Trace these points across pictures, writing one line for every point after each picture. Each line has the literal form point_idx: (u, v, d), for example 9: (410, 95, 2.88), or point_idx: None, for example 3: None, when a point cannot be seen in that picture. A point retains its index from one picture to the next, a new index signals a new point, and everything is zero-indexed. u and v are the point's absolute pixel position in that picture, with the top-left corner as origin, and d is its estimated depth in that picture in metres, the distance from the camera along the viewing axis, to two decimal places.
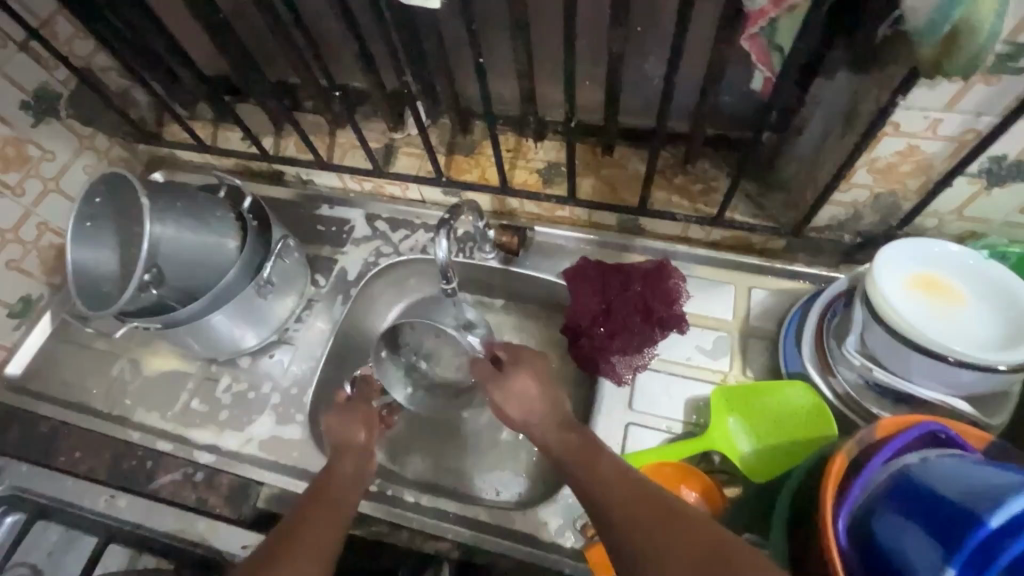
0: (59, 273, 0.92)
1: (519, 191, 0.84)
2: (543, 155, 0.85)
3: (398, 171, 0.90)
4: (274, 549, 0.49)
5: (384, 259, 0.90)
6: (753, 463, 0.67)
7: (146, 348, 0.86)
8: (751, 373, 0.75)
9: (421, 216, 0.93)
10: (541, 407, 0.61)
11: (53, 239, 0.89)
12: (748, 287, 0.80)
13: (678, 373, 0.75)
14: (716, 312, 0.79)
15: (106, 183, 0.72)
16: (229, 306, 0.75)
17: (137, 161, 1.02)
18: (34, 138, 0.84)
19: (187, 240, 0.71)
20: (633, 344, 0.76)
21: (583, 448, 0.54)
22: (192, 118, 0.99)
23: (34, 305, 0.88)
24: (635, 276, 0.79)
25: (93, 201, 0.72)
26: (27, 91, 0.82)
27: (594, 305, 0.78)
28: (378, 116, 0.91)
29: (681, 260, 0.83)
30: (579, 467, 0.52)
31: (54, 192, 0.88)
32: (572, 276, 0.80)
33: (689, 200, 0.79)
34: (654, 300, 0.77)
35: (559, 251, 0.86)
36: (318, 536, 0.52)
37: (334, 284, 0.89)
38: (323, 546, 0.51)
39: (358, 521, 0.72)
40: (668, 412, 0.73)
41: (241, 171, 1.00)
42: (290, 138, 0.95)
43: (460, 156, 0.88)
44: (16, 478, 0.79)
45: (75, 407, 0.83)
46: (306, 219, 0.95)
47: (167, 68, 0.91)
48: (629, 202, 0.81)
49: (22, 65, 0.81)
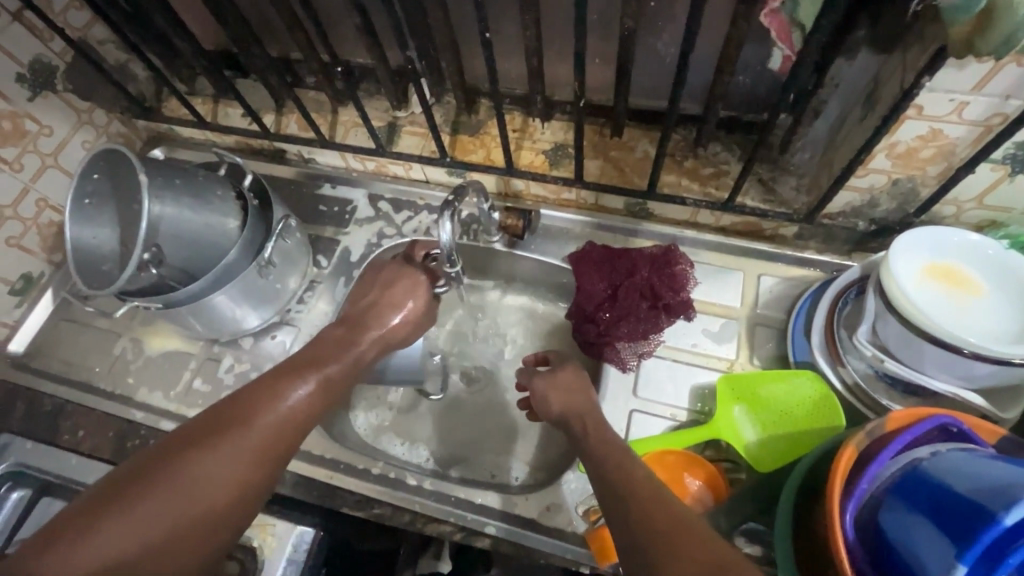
0: (59, 250, 0.91)
1: (524, 173, 0.82)
2: (550, 135, 0.83)
3: (402, 150, 0.88)
4: (222, 422, 0.52)
5: (387, 240, 0.89)
6: (757, 452, 0.66)
7: (148, 327, 0.86)
8: (758, 362, 0.74)
9: (424, 196, 0.92)
10: (584, 406, 0.62)
11: (52, 216, 0.88)
12: (757, 274, 0.78)
13: (683, 360, 0.74)
14: (724, 299, 0.77)
15: (105, 159, 0.71)
16: (231, 287, 0.74)
17: (137, 137, 1.00)
18: (31, 112, 0.82)
19: (187, 219, 0.70)
20: (639, 330, 0.75)
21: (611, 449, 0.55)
22: (191, 94, 0.97)
23: (35, 283, 0.88)
24: (641, 262, 0.77)
25: (92, 177, 0.71)
26: (23, 64, 0.80)
27: (601, 288, 0.77)
28: (381, 94, 0.89)
29: (689, 246, 0.81)
30: (611, 456, 0.54)
31: (52, 168, 0.87)
32: (578, 260, 0.79)
33: (699, 184, 0.77)
34: (661, 286, 0.76)
35: (565, 235, 0.84)
36: (270, 428, 0.53)
37: (336, 265, 0.88)
38: (273, 439, 0.53)
39: (360, 504, 0.71)
40: (673, 400, 0.72)
41: (242, 149, 0.99)
42: (292, 115, 0.93)
43: (465, 136, 0.86)
44: (20, 455, 0.79)
45: (78, 384, 0.83)
46: (308, 199, 0.94)
47: (165, 41, 0.88)
48: (637, 185, 0.79)
49: (17, 36, 0.79)
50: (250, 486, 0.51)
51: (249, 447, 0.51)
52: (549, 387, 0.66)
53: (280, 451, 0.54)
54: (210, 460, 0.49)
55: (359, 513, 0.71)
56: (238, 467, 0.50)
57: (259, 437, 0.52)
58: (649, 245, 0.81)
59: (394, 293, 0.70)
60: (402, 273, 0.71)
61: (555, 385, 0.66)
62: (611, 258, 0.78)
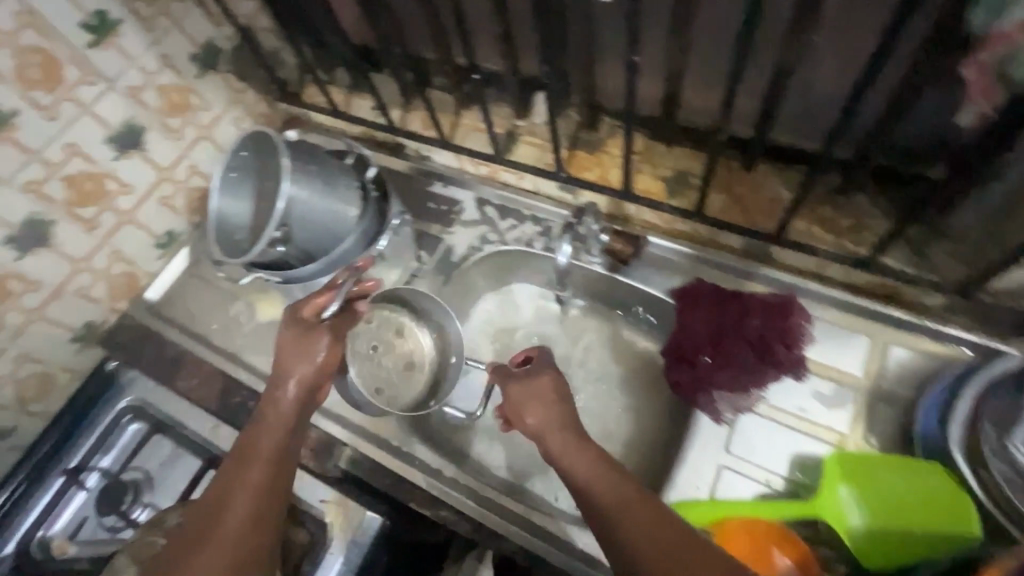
0: (199, 213, 1.00)
1: (639, 198, 0.79)
2: (672, 162, 0.79)
3: (517, 160, 0.89)
4: (209, 518, 0.55)
5: (489, 246, 0.89)
6: (860, 540, 0.60)
7: (262, 295, 0.92)
8: (874, 440, 0.66)
9: (532, 207, 0.90)
10: (558, 414, 0.61)
11: (199, 182, 0.97)
12: (885, 343, 0.70)
13: (785, 423, 0.68)
14: (843, 365, 0.70)
15: (254, 140, 0.77)
16: (340, 272, 0.78)
17: (277, 118, 1.08)
18: (197, 88, 0.91)
19: (317, 205, 0.74)
20: (741, 382, 0.70)
21: (624, 494, 0.53)
22: (329, 83, 1.04)
23: (176, 239, 0.97)
24: (754, 307, 0.72)
25: (241, 153, 0.77)
26: (197, 45, 0.89)
27: (702, 330, 0.73)
28: (505, 101, 0.90)
29: (809, 298, 0.74)
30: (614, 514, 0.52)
31: (206, 139, 0.96)
32: (684, 296, 0.75)
33: (834, 235, 0.71)
34: (774, 338, 0.70)
35: (672, 266, 0.80)
36: (243, 505, 0.56)
37: (438, 263, 0.90)
38: (258, 514, 0.57)
39: (429, 503, 0.72)
40: (768, 463, 0.67)
41: (366, 139, 1.04)
42: (417, 112, 0.97)
43: (583, 152, 0.85)
44: (142, 391, 0.89)
45: (197, 337, 0.91)
46: (419, 193, 0.97)
47: (316, 33, 0.95)
48: (762, 226, 0.74)
49: (197, 20, 0.87)
50: (255, 565, 0.55)
51: (225, 552, 0.53)
52: (538, 405, 0.63)
53: (252, 544, 0.55)
54: (199, 555, 0.53)
55: (427, 511, 0.72)
56: (232, 557, 0.53)
57: (236, 524, 0.55)
58: (763, 291, 0.75)
59: (299, 349, 0.65)
60: (313, 334, 0.66)
61: (519, 397, 0.64)
62: (720, 299, 0.73)
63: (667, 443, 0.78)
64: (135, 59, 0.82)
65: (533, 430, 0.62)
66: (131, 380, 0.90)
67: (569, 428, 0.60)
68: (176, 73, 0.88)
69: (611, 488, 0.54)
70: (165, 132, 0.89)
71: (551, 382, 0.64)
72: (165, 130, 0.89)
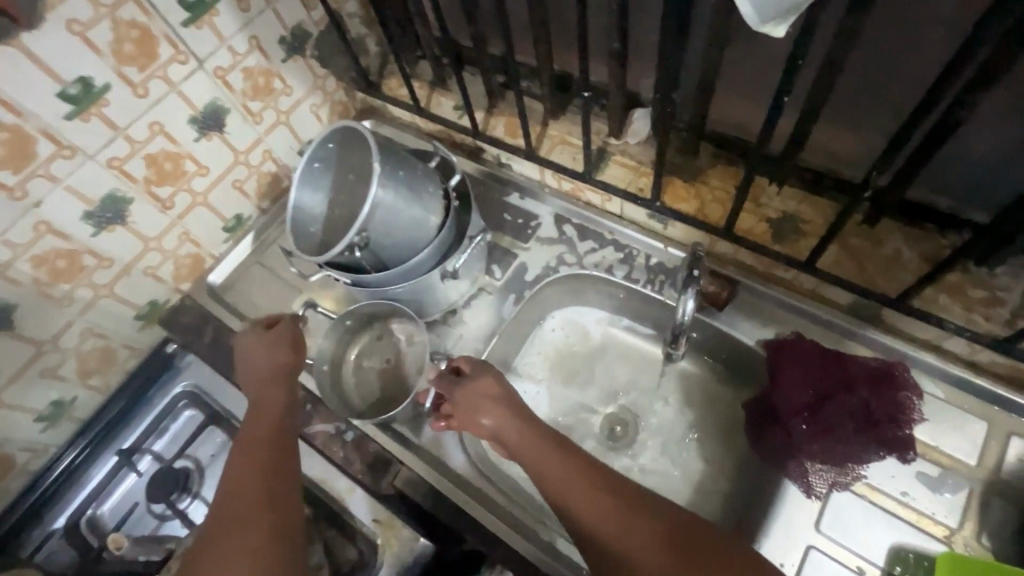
0: (268, 199, 0.98)
1: (741, 240, 0.73)
2: (779, 203, 0.73)
3: (606, 180, 0.83)
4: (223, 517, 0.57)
5: (565, 268, 0.85)
6: None
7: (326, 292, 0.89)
8: (987, 541, 0.60)
9: (614, 231, 0.85)
10: (501, 408, 0.65)
11: (271, 167, 0.95)
12: (1005, 433, 0.63)
13: (885, 506, 0.63)
14: (957, 451, 0.63)
15: (342, 133, 0.73)
16: (409, 283, 0.74)
17: (353, 107, 1.05)
18: (281, 72, 0.88)
19: (399, 212, 0.70)
20: (837, 455, 0.65)
21: (595, 494, 0.55)
22: (411, 76, 1.00)
23: (243, 223, 0.95)
24: (860, 379, 0.66)
25: (326, 145, 0.73)
26: (287, 28, 0.86)
27: (800, 397, 0.67)
28: (599, 116, 0.85)
29: (919, 370, 0.67)
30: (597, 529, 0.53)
31: (284, 125, 0.93)
32: (778, 352, 0.69)
33: (964, 307, 0.63)
34: (880, 414, 0.64)
35: (766, 315, 0.74)
36: (249, 491, 0.58)
37: (509, 280, 0.86)
38: (270, 495, 0.58)
39: (487, 539, 0.69)
40: (862, 550, 0.61)
41: (443, 138, 1.00)
42: (501, 117, 0.92)
43: (680, 181, 0.78)
44: (198, 378, 0.90)
45: None
46: (495, 203, 0.93)
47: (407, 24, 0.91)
48: (879, 287, 0.67)
49: (289, 1, 0.84)
50: (286, 535, 0.56)
51: (254, 530, 0.55)
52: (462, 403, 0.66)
53: (280, 511, 0.58)
54: (228, 544, 0.54)
55: (484, 547, 0.68)
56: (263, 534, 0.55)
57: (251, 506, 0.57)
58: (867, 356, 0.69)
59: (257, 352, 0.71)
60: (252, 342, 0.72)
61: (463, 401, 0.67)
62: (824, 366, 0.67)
63: (735, 503, 0.71)
64: (227, 39, 0.79)
65: (487, 430, 0.65)
66: (189, 366, 0.91)
67: (518, 423, 0.63)
68: (264, 56, 0.85)
69: (594, 498, 0.55)
70: (246, 115, 0.87)
71: (495, 380, 0.67)
72: (246, 113, 0.86)
